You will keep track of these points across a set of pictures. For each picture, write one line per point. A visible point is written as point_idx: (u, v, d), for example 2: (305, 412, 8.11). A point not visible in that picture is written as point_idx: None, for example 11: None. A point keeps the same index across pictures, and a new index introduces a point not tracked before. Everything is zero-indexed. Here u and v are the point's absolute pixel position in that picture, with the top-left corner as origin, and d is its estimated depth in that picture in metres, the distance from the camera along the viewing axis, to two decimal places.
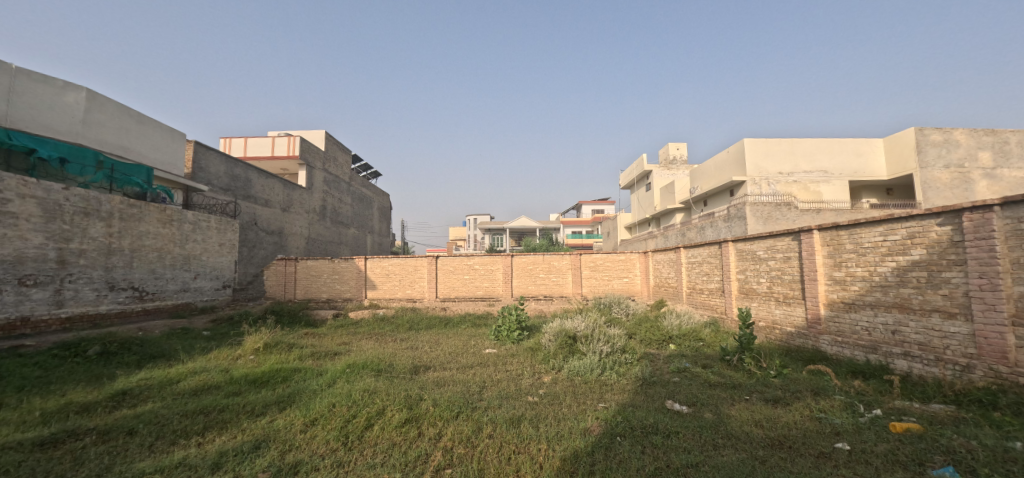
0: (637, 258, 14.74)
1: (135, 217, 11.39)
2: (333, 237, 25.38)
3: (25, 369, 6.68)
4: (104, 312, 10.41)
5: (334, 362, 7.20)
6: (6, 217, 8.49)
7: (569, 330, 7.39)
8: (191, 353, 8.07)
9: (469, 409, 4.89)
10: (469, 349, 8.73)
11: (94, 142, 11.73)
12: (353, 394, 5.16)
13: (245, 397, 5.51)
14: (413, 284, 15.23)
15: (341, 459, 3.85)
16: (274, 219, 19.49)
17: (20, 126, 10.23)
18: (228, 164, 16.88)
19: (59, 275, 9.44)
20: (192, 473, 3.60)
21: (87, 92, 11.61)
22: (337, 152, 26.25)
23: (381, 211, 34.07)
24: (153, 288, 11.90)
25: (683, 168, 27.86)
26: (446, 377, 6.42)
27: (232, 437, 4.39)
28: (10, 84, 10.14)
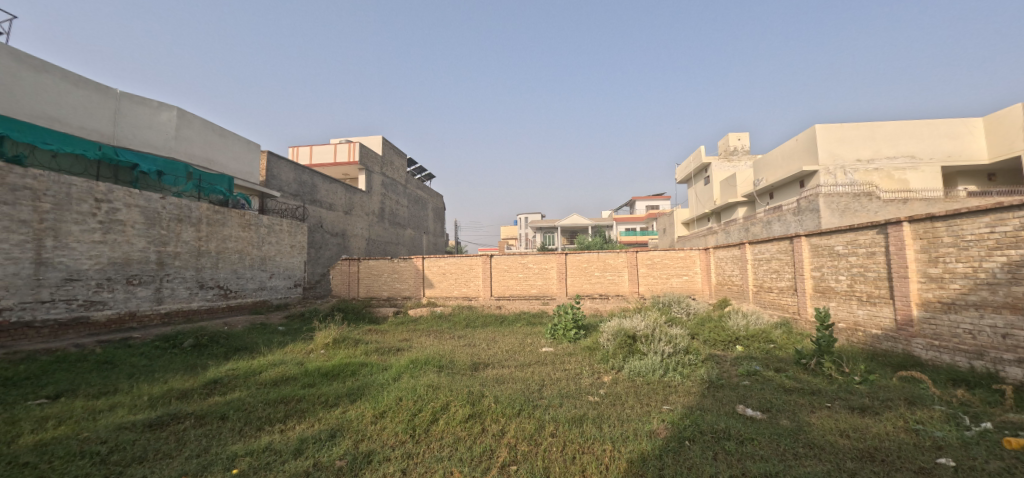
0: (697, 255, 14.12)
1: (219, 222, 12.51)
2: (391, 238, 26.50)
3: (135, 358, 7.57)
4: (195, 308, 11.55)
5: (398, 357, 7.51)
6: (116, 224, 9.63)
7: (628, 330, 7.21)
8: (270, 347, 8.75)
9: (530, 406, 4.92)
10: (525, 348, 8.77)
11: (185, 156, 13.05)
12: (418, 388, 5.36)
13: (319, 388, 5.89)
14: (468, 283, 15.56)
15: (410, 450, 4.01)
16: (337, 221, 20.66)
17: (125, 144, 11.60)
18: (297, 172, 18.15)
19: (159, 275, 10.59)
20: (277, 457, 3.89)
21: (177, 111, 12.88)
22: (393, 156, 27.34)
23: (435, 212, 35.11)
24: (235, 287, 13.03)
25: (745, 159, 26.26)
26: (505, 374, 6.47)
27: (310, 425, 4.70)
28: (116, 107, 11.50)
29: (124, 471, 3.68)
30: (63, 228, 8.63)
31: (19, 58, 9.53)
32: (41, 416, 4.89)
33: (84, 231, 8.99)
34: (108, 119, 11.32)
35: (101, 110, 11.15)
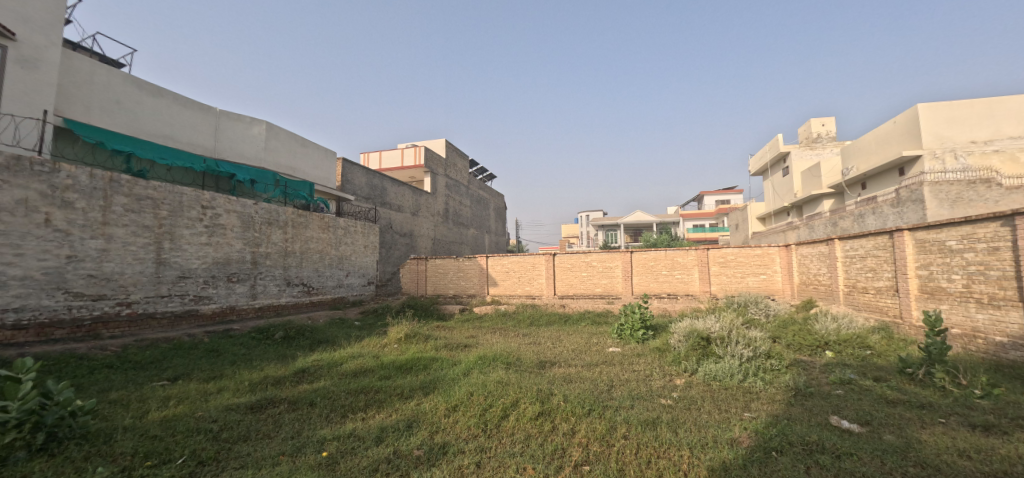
0: (777, 252, 13.11)
1: (302, 225, 13.64)
2: (455, 238, 27.35)
3: (236, 347, 8.50)
4: (283, 303, 12.73)
5: (466, 354, 7.76)
6: (218, 228, 10.83)
7: (702, 331, 6.87)
8: (348, 340, 9.42)
9: (600, 407, 4.86)
10: (592, 347, 8.67)
11: (273, 165, 14.38)
12: (487, 384, 5.50)
13: (394, 381, 6.24)
14: (531, 281, 15.70)
15: (483, 444, 4.13)
16: (405, 222, 21.70)
17: (225, 156, 13.01)
18: (368, 176, 19.31)
19: (253, 273, 11.79)
20: (361, 444, 4.18)
21: (266, 124, 14.18)
22: (456, 158, 28.18)
23: (497, 212, 35.71)
24: (317, 284, 14.17)
25: (831, 146, 23.91)
26: (572, 374, 6.44)
27: (388, 415, 4.99)
28: (216, 124, 12.91)
29: (232, 447, 4.13)
30: (177, 232, 9.86)
31: (140, 86, 11.01)
32: (165, 396, 5.65)
33: (193, 235, 10.21)
34: (210, 135, 12.73)
35: (204, 127, 12.57)
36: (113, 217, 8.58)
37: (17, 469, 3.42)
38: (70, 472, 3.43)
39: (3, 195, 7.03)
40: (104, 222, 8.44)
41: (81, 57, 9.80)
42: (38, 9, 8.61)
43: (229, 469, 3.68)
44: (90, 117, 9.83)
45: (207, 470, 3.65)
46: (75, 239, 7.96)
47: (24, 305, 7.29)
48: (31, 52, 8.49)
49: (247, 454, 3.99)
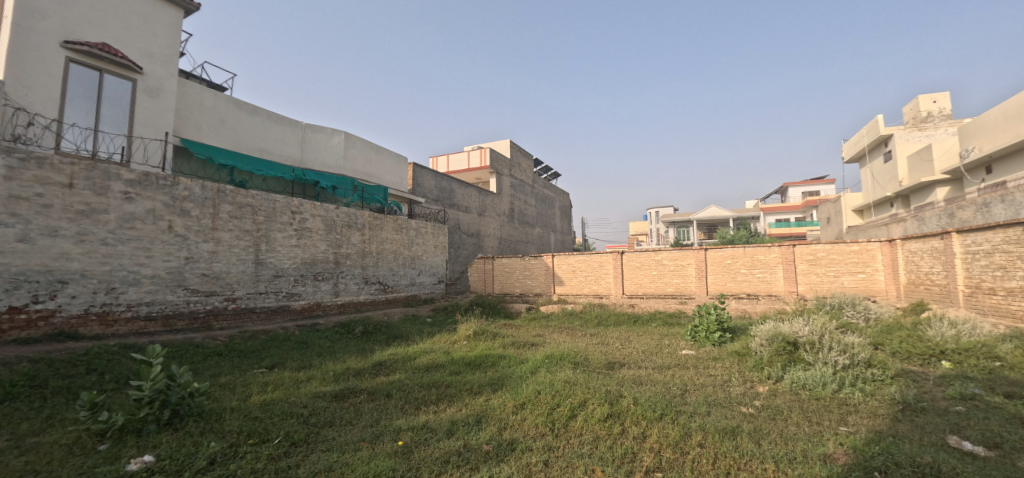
0: (878, 248, 11.65)
1: (378, 227, 14.56)
2: (521, 237, 27.63)
3: (322, 340, 9.30)
4: (362, 300, 13.69)
5: (534, 352, 7.80)
6: (306, 231, 11.90)
7: (788, 335, 6.31)
8: (421, 336, 9.90)
9: (673, 412, 4.66)
10: (664, 349, 8.32)
11: (351, 172, 15.51)
12: (555, 383, 5.50)
13: (464, 376, 6.46)
14: (598, 280, 15.42)
15: (551, 443, 4.13)
16: (473, 222, 22.34)
17: (310, 165, 14.27)
18: (437, 179, 20.13)
19: (336, 272, 12.81)
20: (433, 435, 4.37)
21: (345, 134, 15.31)
22: (520, 158, 28.43)
23: (562, 211, 35.50)
24: (392, 282, 15.06)
25: (945, 124, 20.75)
26: (642, 376, 6.24)
27: (458, 409, 5.17)
28: (302, 136, 14.18)
29: (319, 431, 4.52)
30: (272, 235, 10.97)
31: (240, 106, 12.41)
32: (264, 382, 6.33)
33: (285, 238, 11.31)
34: (298, 147, 14.03)
35: (293, 140, 13.87)
36: (220, 222, 9.75)
37: (150, 439, 4.02)
38: (189, 445, 3.95)
39: (137, 206, 8.27)
40: (213, 227, 9.61)
41: (193, 85, 11.27)
42: (158, 45, 10.06)
43: (317, 451, 4.02)
44: (200, 136, 11.28)
45: (299, 451, 4.02)
46: (191, 242, 9.16)
47: (154, 299, 8.53)
48: (155, 83, 9.92)
49: (332, 439, 4.34)
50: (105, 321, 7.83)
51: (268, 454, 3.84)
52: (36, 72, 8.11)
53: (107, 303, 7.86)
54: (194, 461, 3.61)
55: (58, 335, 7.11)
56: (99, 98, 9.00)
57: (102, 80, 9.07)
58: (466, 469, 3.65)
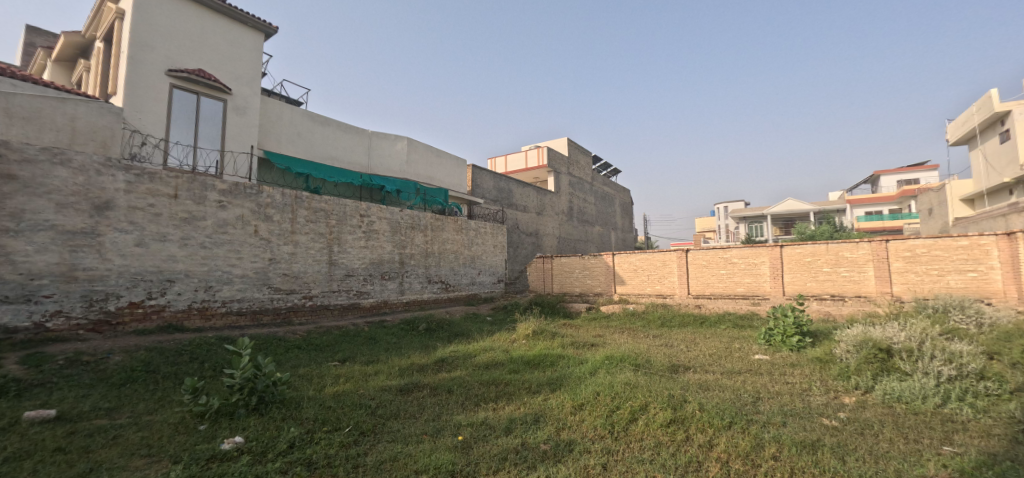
0: (995, 242, 10.06)
1: (440, 228, 15.07)
2: (580, 236, 27.25)
3: (389, 336, 9.81)
4: (425, 298, 14.27)
5: (593, 353, 7.65)
6: (373, 233, 12.61)
7: (880, 341, 5.64)
8: (481, 334, 10.11)
9: (744, 421, 4.34)
10: (734, 353, 7.79)
11: (414, 176, 16.21)
12: (615, 385, 5.34)
13: (523, 375, 6.49)
14: (662, 280, 14.82)
15: (610, 446, 4.02)
16: (531, 222, 22.44)
17: (376, 171, 15.11)
18: (495, 180, 20.44)
19: (401, 272, 13.46)
20: (492, 432, 4.43)
21: (407, 140, 16.03)
22: (579, 156, 28.06)
23: (622, 208, 34.52)
24: (453, 281, 15.54)
25: None
26: (709, 381, 5.88)
27: (517, 407, 5.20)
28: (369, 143, 15.04)
29: (385, 423, 4.75)
30: (343, 238, 11.75)
31: (314, 119, 13.43)
32: (336, 374, 6.80)
33: (354, 239, 12.07)
34: (365, 154, 14.90)
35: (361, 148, 14.77)
36: (298, 226, 10.62)
37: (240, 422, 4.47)
38: (273, 429, 4.33)
39: (228, 213, 9.24)
40: (292, 231, 10.50)
41: (274, 102, 12.38)
42: (244, 67, 11.17)
43: (383, 441, 4.24)
44: (280, 148, 12.38)
45: (367, 440, 4.26)
46: (274, 245, 10.07)
47: (244, 296, 9.48)
48: (242, 101, 11.02)
49: (397, 430, 4.55)
50: (204, 315, 8.84)
51: (339, 441, 4.11)
52: (147, 99, 9.35)
53: (206, 299, 8.86)
54: (276, 444, 3.95)
55: (167, 327, 8.14)
56: (197, 118, 10.19)
57: (199, 102, 10.26)
58: (524, 468, 3.65)
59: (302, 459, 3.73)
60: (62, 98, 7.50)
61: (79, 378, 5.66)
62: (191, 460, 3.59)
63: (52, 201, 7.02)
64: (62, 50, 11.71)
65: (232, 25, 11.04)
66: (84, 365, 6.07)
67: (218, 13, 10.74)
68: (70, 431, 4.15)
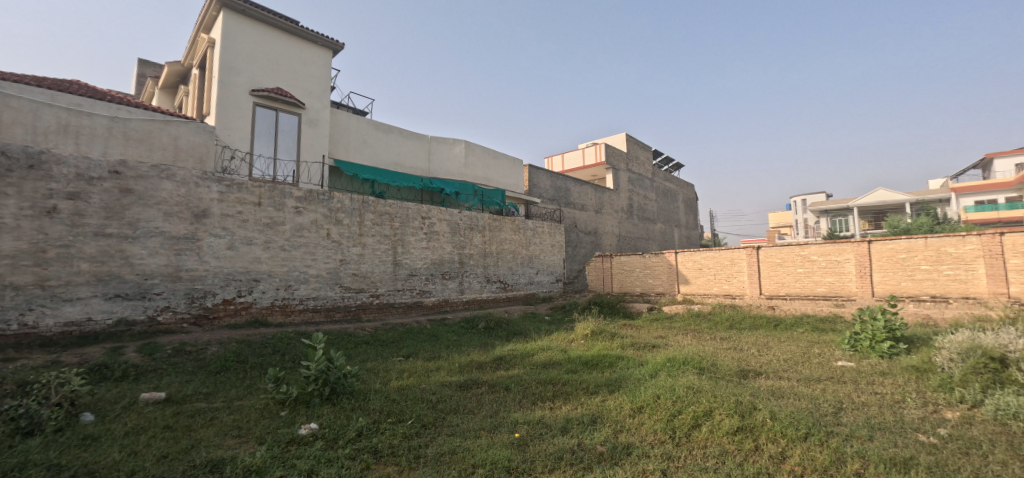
0: None
1: (497, 228, 15.31)
2: (641, 234, 26.38)
3: (449, 334, 10.15)
4: (484, 297, 14.58)
5: (655, 355, 7.39)
6: (434, 234, 13.10)
7: (993, 349, 4.91)
8: (539, 333, 10.15)
9: (823, 432, 3.98)
10: (813, 359, 7.15)
11: (472, 178, 16.63)
12: (676, 389, 5.13)
13: (581, 375, 6.44)
14: (730, 279, 13.94)
15: (671, 452, 3.87)
16: (589, 220, 22.10)
17: (436, 175, 15.69)
18: (552, 179, 20.40)
19: (461, 271, 13.86)
20: (548, 431, 4.44)
21: (465, 143, 16.47)
22: (638, 151, 27.16)
23: (686, 204, 32.92)
24: (511, 281, 15.73)
25: None
26: (784, 388, 5.46)
27: (574, 407, 5.16)
28: (429, 148, 15.66)
29: (445, 417, 4.94)
30: (406, 239, 12.33)
31: (378, 127, 14.21)
32: (401, 369, 7.16)
33: (417, 241, 12.61)
34: (425, 158, 15.52)
35: (421, 152, 15.41)
36: (365, 229, 11.31)
37: (316, 411, 4.85)
38: (344, 417, 4.66)
39: (304, 218, 10.06)
40: (360, 233, 11.20)
41: (342, 113, 13.28)
42: (314, 83, 12.09)
43: (443, 435, 4.40)
44: (348, 157, 13.26)
45: (428, 433, 4.45)
46: (344, 246, 10.80)
47: (318, 295, 10.28)
48: (314, 115, 11.93)
49: (456, 425, 4.70)
50: (285, 312, 9.71)
51: (402, 432, 4.33)
52: (234, 117, 10.42)
53: (286, 297, 9.72)
54: (346, 432, 4.25)
55: (254, 322, 9.03)
56: (276, 132, 11.19)
57: (277, 117, 11.24)
58: (579, 468, 3.62)
59: (369, 447, 3.98)
60: (167, 121, 8.57)
61: (183, 366, 6.47)
62: (274, 443, 3.97)
63: (161, 211, 8.06)
64: (168, 79, 13.44)
65: (304, 45, 12.02)
66: (187, 354, 6.92)
67: (292, 35, 11.73)
68: (176, 411, 4.76)
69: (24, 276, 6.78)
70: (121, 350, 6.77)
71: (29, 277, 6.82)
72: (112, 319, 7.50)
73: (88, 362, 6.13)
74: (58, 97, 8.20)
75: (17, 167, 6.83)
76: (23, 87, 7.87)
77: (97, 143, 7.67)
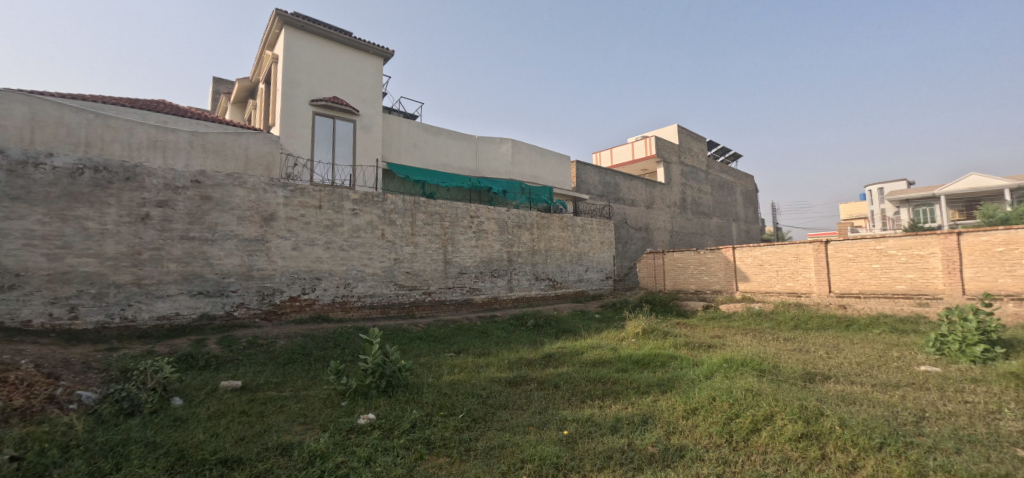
0: None
1: (545, 226, 15.30)
2: (695, 229, 25.29)
3: (499, 331, 10.30)
4: (533, 295, 14.65)
5: (711, 355, 7.09)
6: (483, 233, 13.33)
7: None
8: (588, 331, 10.07)
9: (901, 443, 3.66)
10: (890, 363, 6.55)
11: (519, 176, 16.74)
12: (734, 391, 4.90)
13: (631, 374, 6.32)
14: (795, 276, 13.05)
15: (727, 456, 3.71)
16: (640, 216, 21.52)
17: (484, 174, 15.94)
18: (601, 175, 20.07)
19: (509, 269, 14.00)
20: (597, 429, 4.41)
21: (511, 142, 16.60)
22: (691, 142, 26.00)
23: (745, 197, 31.10)
24: (560, 278, 15.69)
25: None
26: (856, 394, 5.05)
27: (625, 406, 5.08)
28: (477, 148, 15.93)
29: (495, 412, 5.04)
30: (455, 238, 12.64)
31: (428, 129, 14.65)
32: (452, 364, 7.38)
33: (466, 239, 12.90)
34: (474, 159, 15.82)
35: (469, 153, 15.72)
36: (417, 229, 11.73)
37: (373, 402, 5.13)
38: (399, 409, 4.89)
39: (361, 219, 10.60)
40: (412, 233, 11.63)
41: (394, 118, 13.83)
42: (367, 90, 12.69)
43: (492, 429, 4.50)
44: (401, 160, 13.81)
45: (478, 426, 4.57)
46: (397, 246, 11.27)
47: (375, 292, 10.80)
48: (367, 121, 12.53)
49: (506, 419, 4.79)
50: (345, 308, 10.29)
51: (454, 425, 4.47)
52: (297, 126, 11.18)
53: (345, 294, 10.30)
54: (401, 423, 4.46)
55: (317, 317, 9.66)
56: (334, 139, 11.86)
57: (335, 125, 11.91)
58: (630, 469, 3.58)
59: (423, 438, 4.15)
60: (238, 133, 9.34)
61: (256, 357, 7.07)
62: (336, 430, 4.24)
63: (234, 215, 8.82)
64: (239, 94, 14.62)
65: (357, 54, 12.64)
66: (260, 347, 7.55)
67: (346, 46, 12.39)
68: (250, 399, 5.21)
69: (123, 275, 7.69)
70: (204, 342, 7.50)
71: (128, 276, 7.73)
72: (196, 314, 8.32)
73: (177, 352, 6.87)
74: (148, 115, 9.21)
75: (117, 180, 7.71)
76: (120, 109, 8.92)
77: (180, 156, 8.61)
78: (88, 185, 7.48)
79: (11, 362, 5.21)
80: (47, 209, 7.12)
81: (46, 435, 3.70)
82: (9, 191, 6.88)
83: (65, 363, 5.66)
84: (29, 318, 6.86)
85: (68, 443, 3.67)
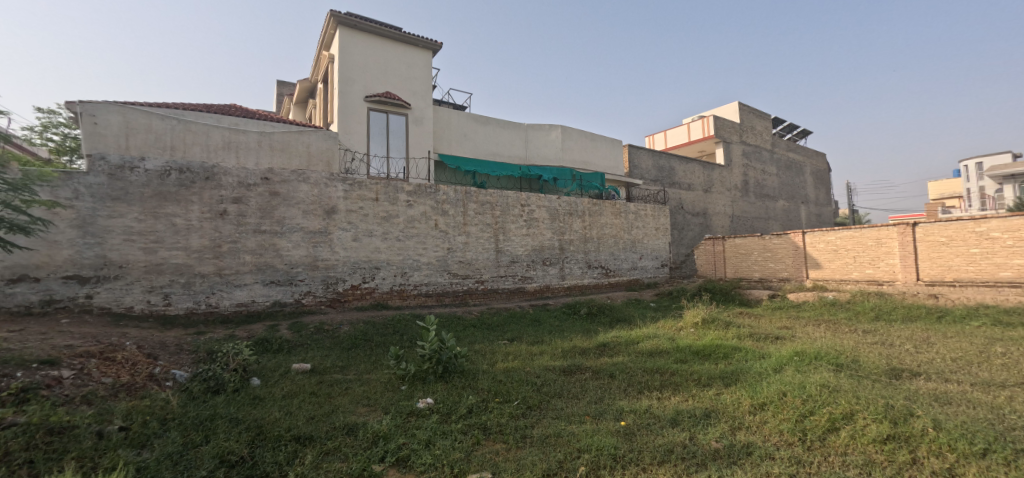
0: None
1: (597, 213, 14.97)
2: (758, 213, 23.71)
3: (552, 319, 10.27)
4: (586, 283, 14.46)
5: (779, 347, 6.63)
6: (534, 221, 13.28)
7: None
8: (644, 320, 9.78)
9: (1009, 450, 3.23)
10: (997, 359, 5.78)
11: (570, 163, 16.47)
12: (808, 386, 4.54)
13: (692, 365, 6.05)
14: (876, 262, 11.87)
15: (800, 456, 3.45)
16: (698, 201, 20.50)
17: (533, 162, 15.84)
18: (654, 158, 19.28)
19: (561, 257, 13.89)
20: (657, 422, 4.27)
21: (562, 128, 16.33)
22: (753, 120, 24.23)
23: (815, 177, 28.63)
24: (613, 266, 15.35)
25: None
26: (952, 393, 4.51)
27: (685, 399, 4.89)
28: (526, 136, 15.81)
29: (550, 400, 5.03)
30: (506, 227, 12.69)
31: (477, 119, 14.72)
32: (506, 352, 7.45)
33: (517, 228, 12.92)
34: (523, 147, 15.73)
35: (519, 141, 15.64)
36: (469, 218, 11.91)
37: (431, 387, 5.29)
38: (455, 395, 5.00)
39: (415, 210, 10.92)
40: (465, 223, 11.83)
41: (444, 110, 14.02)
42: (417, 83, 12.94)
43: (548, 417, 4.50)
44: (451, 150, 14.02)
45: (533, 414, 4.59)
46: (450, 236, 11.51)
47: (430, 280, 11.14)
48: (418, 113, 12.81)
49: (561, 408, 4.76)
50: (402, 296, 10.70)
51: (509, 412, 4.52)
52: (353, 122, 11.66)
53: (402, 283, 10.71)
54: (458, 408, 4.57)
55: (377, 305, 10.14)
56: (388, 133, 12.28)
57: (388, 119, 12.31)
58: (692, 464, 3.43)
59: (479, 423, 4.23)
60: (301, 131, 9.88)
61: (323, 342, 7.53)
62: (397, 413, 4.43)
63: (300, 210, 9.41)
64: (300, 95, 15.47)
65: (407, 49, 12.92)
66: (326, 332, 8.05)
67: (397, 41, 12.69)
68: (319, 380, 5.58)
69: (207, 266, 8.45)
70: (277, 327, 8.11)
71: (211, 267, 8.48)
72: (270, 301, 8.99)
73: (254, 336, 7.48)
74: (222, 118, 9.97)
75: (198, 180, 8.44)
76: (198, 114, 9.75)
77: (251, 155, 9.28)
78: (174, 185, 8.24)
79: (119, 343, 5.91)
80: (142, 208, 7.95)
81: (148, 408, 4.16)
82: (111, 193, 7.76)
83: (161, 345, 6.34)
84: (131, 305, 7.77)
85: (166, 416, 4.10)
